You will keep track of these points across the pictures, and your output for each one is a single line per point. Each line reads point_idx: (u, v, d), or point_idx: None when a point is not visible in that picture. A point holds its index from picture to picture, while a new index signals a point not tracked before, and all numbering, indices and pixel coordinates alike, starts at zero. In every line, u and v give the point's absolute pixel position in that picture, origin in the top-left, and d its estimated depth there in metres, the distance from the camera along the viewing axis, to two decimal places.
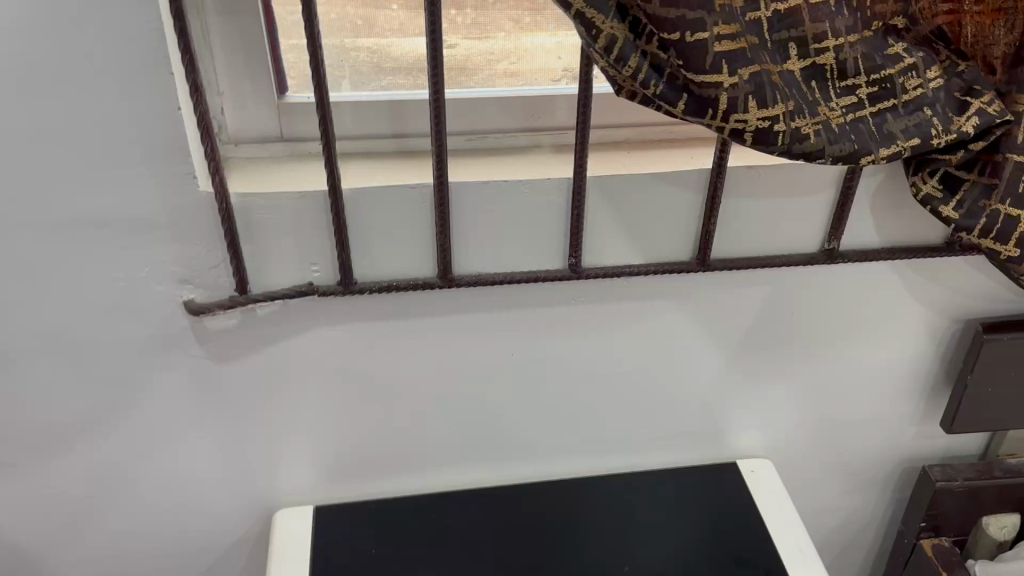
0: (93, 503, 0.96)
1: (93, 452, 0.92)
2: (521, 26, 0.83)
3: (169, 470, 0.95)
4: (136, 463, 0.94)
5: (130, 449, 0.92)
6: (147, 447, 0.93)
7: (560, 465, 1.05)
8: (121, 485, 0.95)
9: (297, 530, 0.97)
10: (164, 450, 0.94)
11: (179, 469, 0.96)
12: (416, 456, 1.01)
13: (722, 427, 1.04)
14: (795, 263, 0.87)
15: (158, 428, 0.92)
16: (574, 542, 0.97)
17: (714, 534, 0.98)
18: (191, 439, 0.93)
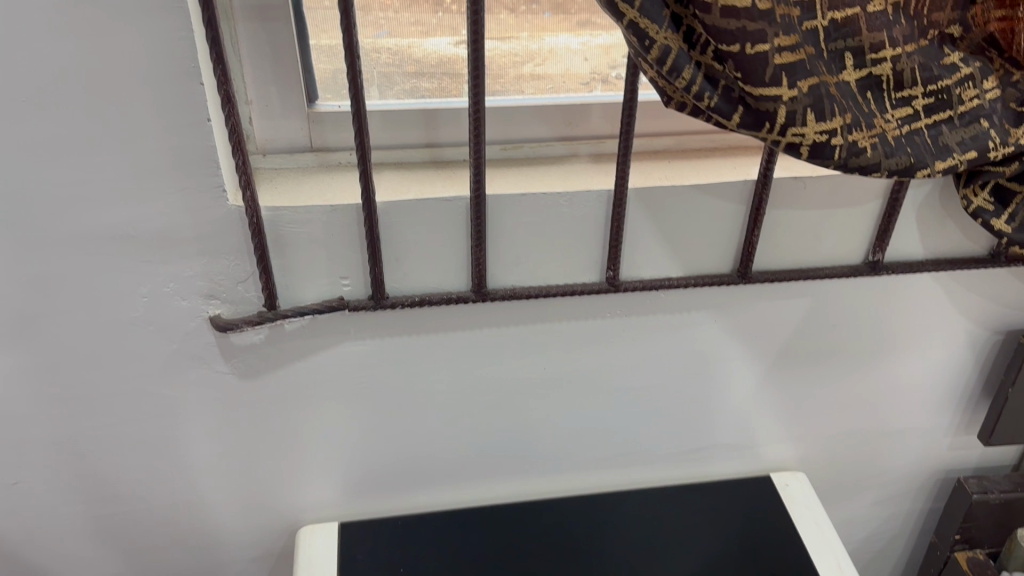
0: (114, 522, 0.93)
1: (114, 470, 0.89)
2: (539, 24, 0.81)
3: (192, 488, 0.93)
4: (158, 481, 0.91)
5: (151, 466, 0.90)
6: (169, 465, 0.90)
7: (590, 478, 1.03)
8: (142, 503, 0.92)
9: (322, 549, 0.94)
10: (187, 468, 0.91)
11: (203, 487, 0.93)
12: (445, 471, 0.99)
13: (755, 440, 1.02)
14: (838, 275, 0.85)
15: (181, 445, 0.89)
16: (604, 552, 0.95)
17: (745, 543, 0.97)
18: (214, 455, 0.91)
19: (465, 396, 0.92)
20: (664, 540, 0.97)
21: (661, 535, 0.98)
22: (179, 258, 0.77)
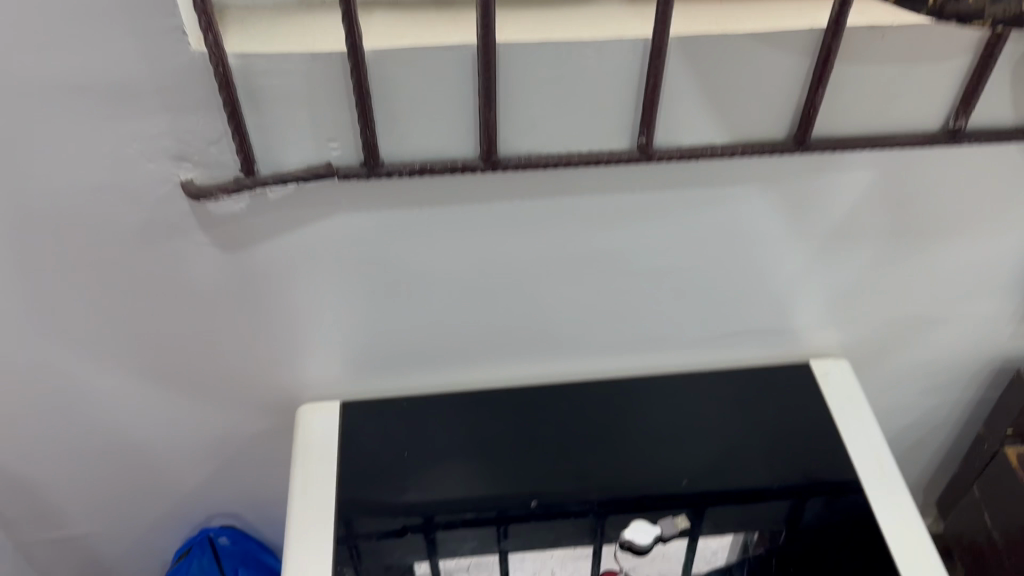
0: (105, 392, 0.89)
1: (97, 341, 0.83)
2: None
3: (182, 361, 0.87)
4: (145, 354, 0.85)
5: (136, 339, 0.84)
6: (155, 338, 0.84)
7: (612, 362, 0.95)
8: (131, 375, 0.87)
9: (323, 432, 0.90)
10: (174, 342, 0.85)
11: (193, 361, 0.87)
12: (454, 353, 0.91)
13: (795, 325, 0.92)
14: (910, 144, 0.72)
15: (166, 319, 0.82)
16: (620, 442, 0.91)
17: (774, 435, 0.91)
18: (202, 330, 0.84)
19: (474, 275, 0.82)
20: (687, 429, 0.92)
21: (684, 424, 0.92)
22: (140, 115, 0.66)
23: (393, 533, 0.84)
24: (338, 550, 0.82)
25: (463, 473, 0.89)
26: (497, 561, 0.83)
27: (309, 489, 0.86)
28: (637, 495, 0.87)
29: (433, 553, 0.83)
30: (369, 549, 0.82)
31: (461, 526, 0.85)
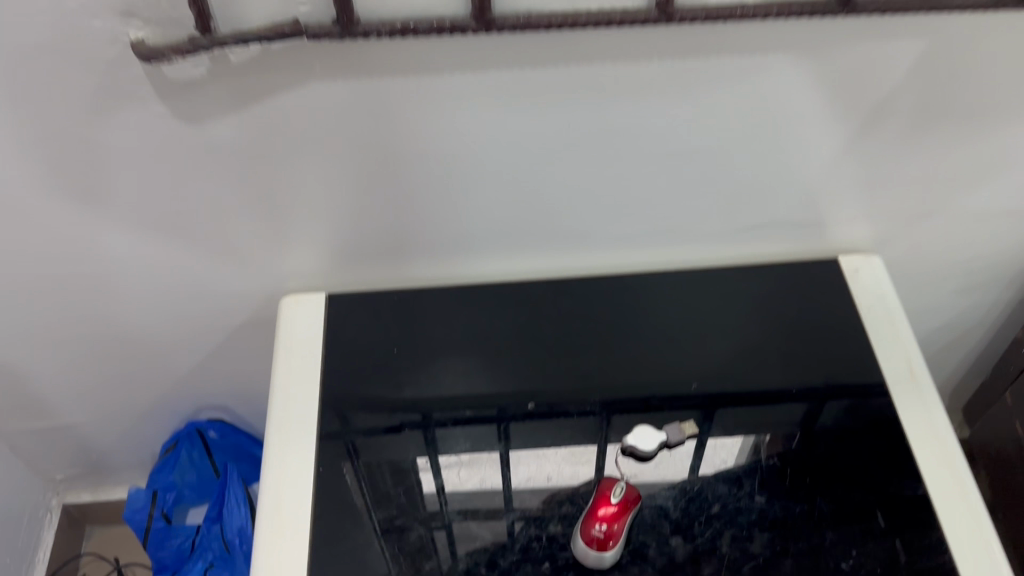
0: (75, 278, 0.83)
1: (59, 223, 0.77)
2: None
3: (154, 245, 0.81)
4: (114, 237, 0.79)
5: (102, 221, 0.77)
6: (123, 220, 0.77)
7: (621, 255, 0.87)
8: (101, 258, 0.81)
9: (307, 323, 0.84)
10: (141, 225, 0.78)
11: (166, 245, 0.81)
12: (448, 242, 0.84)
13: (822, 218, 0.84)
14: (974, 6, 0.62)
15: (131, 199, 0.75)
16: (626, 341, 0.84)
17: (794, 335, 0.84)
18: (172, 212, 0.77)
19: (466, 157, 0.74)
20: (700, 328, 0.85)
21: (697, 322, 0.85)
22: None
23: (387, 430, 0.79)
24: (323, 449, 0.77)
25: (458, 369, 0.83)
26: (495, 459, 0.77)
27: (291, 382, 0.80)
28: (644, 397, 0.80)
29: (434, 447, 0.78)
30: (371, 444, 0.77)
31: (454, 424, 0.79)
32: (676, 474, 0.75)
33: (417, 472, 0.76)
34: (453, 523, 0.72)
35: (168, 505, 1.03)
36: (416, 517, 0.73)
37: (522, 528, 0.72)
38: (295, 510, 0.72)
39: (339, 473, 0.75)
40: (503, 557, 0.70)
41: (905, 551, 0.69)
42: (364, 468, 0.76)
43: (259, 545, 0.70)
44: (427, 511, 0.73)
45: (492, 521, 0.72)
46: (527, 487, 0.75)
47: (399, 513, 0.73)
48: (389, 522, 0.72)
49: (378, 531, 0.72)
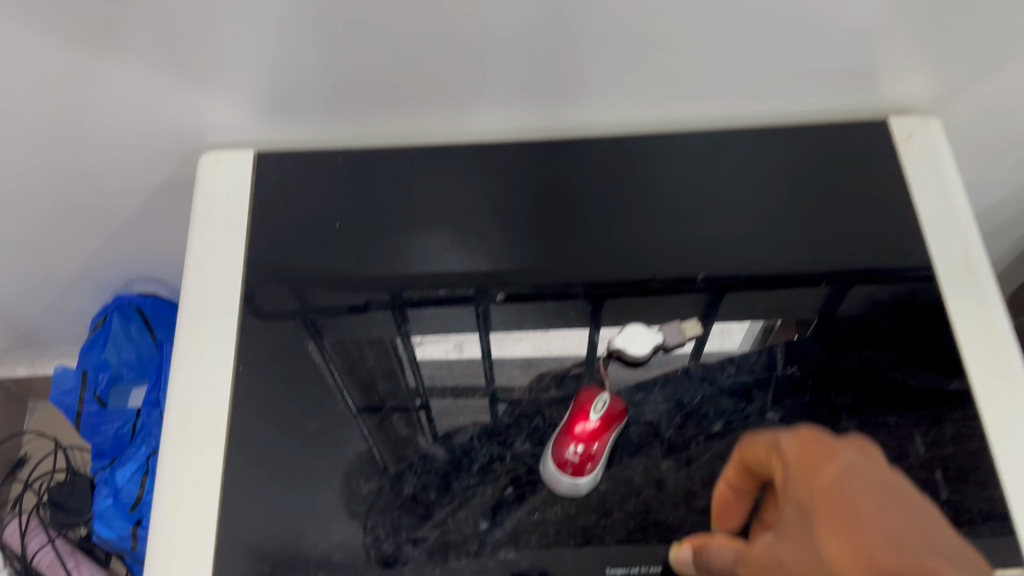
0: None
1: None
2: None
3: (33, 90, 0.64)
4: None
5: None
6: None
7: (619, 110, 0.71)
8: None
9: (229, 185, 0.69)
10: (14, 69, 0.62)
11: (49, 90, 0.64)
12: (404, 91, 0.67)
13: (873, 66, 0.66)
14: None
15: None
16: (618, 213, 0.70)
17: (825, 212, 0.69)
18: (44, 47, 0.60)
19: None
20: (711, 200, 0.70)
21: (708, 193, 0.70)
22: None
23: (350, 310, 0.66)
24: (246, 347, 0.63)
25: (423, 245, 0.68)
26: (476, 341, 0.65)
27: (207, 259, 0.66)
28: (643, 279, 0.67)
29: (403, 322, 0.66)
30: (336, 324, 0.65)
31: (422, 304, 0.66)
32: (677, 359, 0.63)
33: (397, 349, 0.64)
34: (433, 399, 0.62)
35: (102, 387, 0.92)
36: (393, 400, 0.62)
37: (480, 446, 0.60)
38: (204, 424, 0.59)
39: (304, 352, 0.64)
40: (457, 480, 0.58)
41: (946, 485, 0.57)
42: (332, 347, 0.64)
43: (163, 458, 0.58)
44: (407, 388, 0.63)
45: (475, 414, 0.62)
46: (518, 359, 0.64)
47: (374, 395, 0.62)
48: (374, 401, 0.62)
49: (355, 412, 0.61)
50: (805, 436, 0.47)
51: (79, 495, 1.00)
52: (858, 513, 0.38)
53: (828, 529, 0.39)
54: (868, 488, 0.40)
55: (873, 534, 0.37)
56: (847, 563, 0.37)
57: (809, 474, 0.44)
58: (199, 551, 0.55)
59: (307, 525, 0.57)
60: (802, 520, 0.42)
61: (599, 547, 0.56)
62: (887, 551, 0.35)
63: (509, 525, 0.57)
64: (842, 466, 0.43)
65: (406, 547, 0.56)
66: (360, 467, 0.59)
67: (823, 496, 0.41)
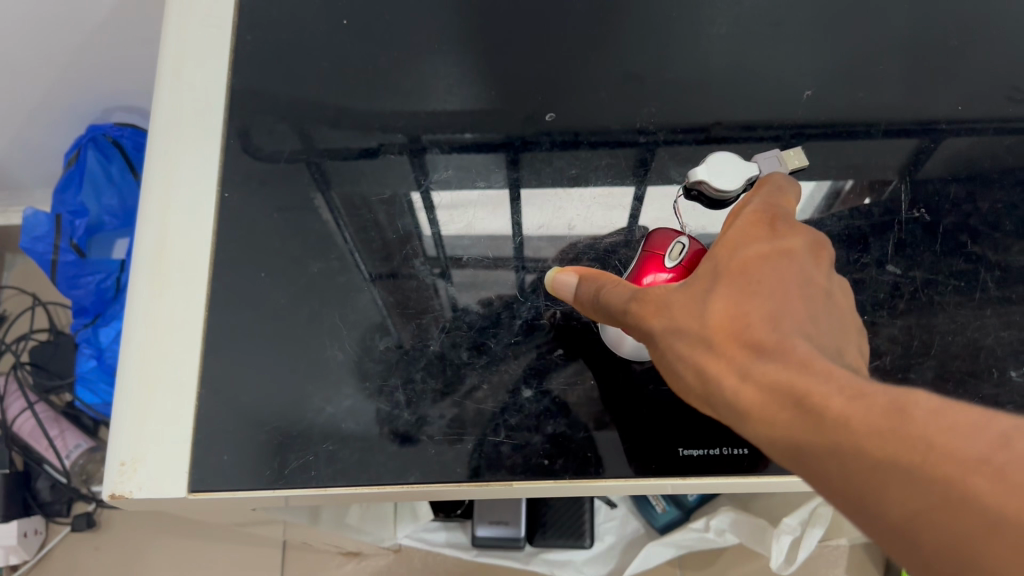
0: None
1: None
2: None
3: None
4: None
5: None
6: None
7: None
8: None
9: None
10: None
11: None
12: None
13: None
14: None
15: None
16: (690, 22, 0.56)
17: (939, 31, 0.56)
18: None
19: None
20: (804, 14, 0.57)
21: (800, 4, 0.57)
22: None
23: (362, 154, 0.53)
24: (232, 168, 0.51)
25: (448, 57, 0.55)
26: (504, 200, 0.52)
27: (179, 65, 0.52)
28: (704, 127, 0.53)
29: (421, 170, 0.52)
30: (341, 169, 0.52)
31: (452, 150, 0.53)
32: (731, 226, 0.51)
33: (406, 205, 0.51)
34: (455, 270, 0.50)
35: (79, 235, 0.81)
36: (405, 254, 0.50)
37: (524, 299, 0.49)
38: (182, 263, 0.47)
39: (306, 206, 0.51)
40: (495, 339, 0.48)
41: None
42: (337, 201, 0.51)
43: (132, 308, 0.46)
44: (422, 251, 0.50)
45: (500, 266, 0.50)
46: (545, 232, 0.51)
47: (383, 245, 0.50)
48: (387, 255, 0.50)
49: (367, 276, 0.49)
50: (767, 209, 0.40)
51: (63, 356, 0.92)
52: (767, 302, 0.35)
53: (728, 291, 0.36)
54: (783, 281, 0.36)
55: (764, 311, 0.35)
56: (726, 331, 0.35)
57: (740, 242, 0.38)
58: (173, 411, 0.44)
59: (309, 387, 0.46)
60: (705, 279, 0.37)
61: (671, 423, 0.46)
62: (771, 332, 0.34)
63: (558, 393, 0.46)
64: (783, 250, 0.38)
65: (434, 410, 0.46)
66: (379, 326, 0.48)
67: (744, 264, 0.37)
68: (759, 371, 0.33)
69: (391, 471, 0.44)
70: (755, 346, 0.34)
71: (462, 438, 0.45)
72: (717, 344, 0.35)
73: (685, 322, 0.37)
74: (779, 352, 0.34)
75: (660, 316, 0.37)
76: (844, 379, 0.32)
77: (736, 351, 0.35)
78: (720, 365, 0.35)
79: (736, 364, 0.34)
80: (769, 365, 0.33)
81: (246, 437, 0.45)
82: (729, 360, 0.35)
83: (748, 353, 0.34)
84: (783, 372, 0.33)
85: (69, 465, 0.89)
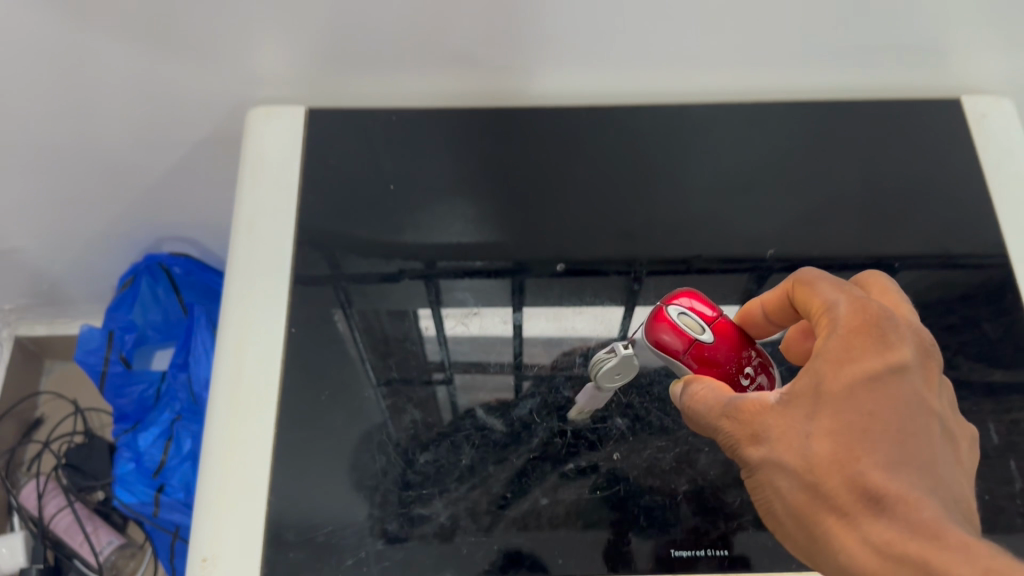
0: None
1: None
2: None
3: (92, 44, 0.62)
4: (30, 32, 0.60)
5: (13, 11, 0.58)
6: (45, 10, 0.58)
7: (699, 79, 0.70)
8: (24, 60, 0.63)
9: (274, 141, 0.66)
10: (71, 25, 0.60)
11: (102, 45, 0.62)
12: (486, 50, 0.65)
13: (942, 44, 0.65)
14: None
15: None
16: (675, 180, 0.68)
17: (885, 191, 0.67)
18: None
19: None
20: (772, 175, 0.68)
21: (770, 166, 0.68)
22: None
23: (383, 277, 0.63)
24: (298, 308, 0.61)
25: (473, 208, 0.66)
26: (507, 315, 0.62)
27: (253, 219, 0.63)
28: (685, 260, 0.64)
29: (435, 295, 0.63)
30: (366, 291, 0.62)
31: (462, 275, 0.64)
32: None
33: (416, 321, 0.62)
34: (456, 373, 0.60)
35: (127, 347, 0.92)
36: (413, 372, 0.60)
37: (541, 419, 0.58)
38: (255, 387, 0.57)
39: (329, 321, 0.61)
40: (516, 453, 0.57)
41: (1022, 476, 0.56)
42: (358, 316, 0.61)
43: (213, 423, 0.56)
44: (427, 361, 0.60)
45: (498, 375, 0.60)
46: (539, 337, 0.61)
47: (399, 366, 0.60)
48: (407, 377, 0.59)
49: (373, 384, 0.59)
50: (866, 311, 0.41)
51: (97, 458, 1.00)
52: (879, 449, 0.39)
53: (839, 433, 0.40)
54: (894, 418, 0.39)
55: (879, 463, 0.39)
56: (841, 480, 0.39)
57: (847, 364, 0.40)
58: (247, 512, 0.53)
59: (360, 493, 0.55)
60: (811, 410, 0.41)
61: (665, 527, 0.54)
62: (889, 484, 0.38)
63: (569, 498, 0.55)
64: (890, 374, 0.40)
65: (439, 504, 0.55)
66: (414, 437, 0.57)
67: (853, 398, 0.40)
68: (879, 533, 0.38)
69: (430, 566, 0.52)
70: (873, 499, 0.38)
71: (489, 539, 0.54)
72: (834, 494, 0.39)
73: (793, 461, 0.41)
74: (900, 512, 0.38)
75: (761, 446, 0.42)
76: (977, 552, 0.35)
77: (854, 504, 0.39)
78: (840, 517, 0.39)
79: (855, 518, 0.39)
80: (890, 523, 0.38)
81: (305, 538, 0.53)
82: (846, 513, 0.39)
83: (866, 508, 0.38)
84: (910, 541, 0.37)
85: (102, 560, 0.94)
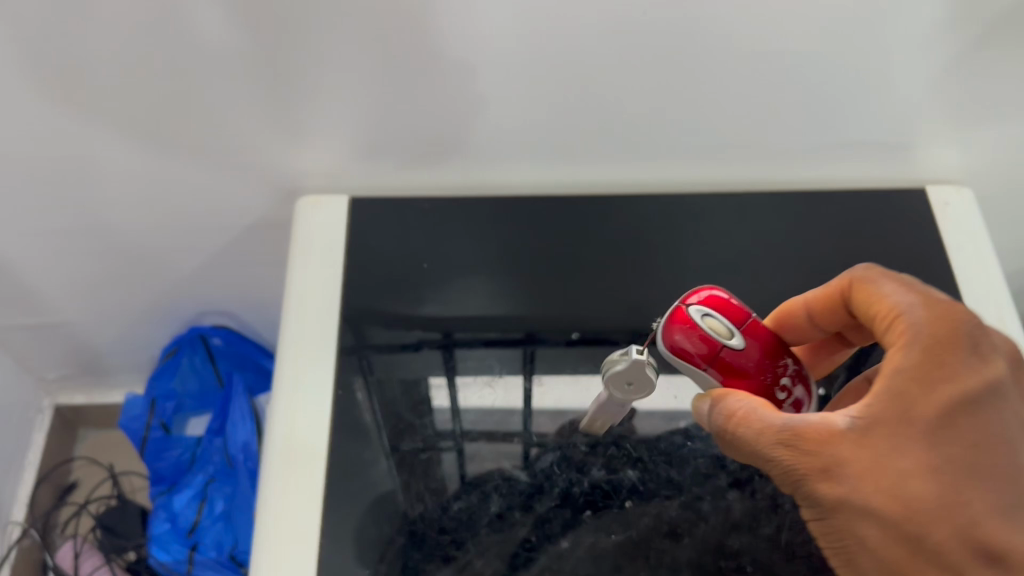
0: (69, 177, 0.74)
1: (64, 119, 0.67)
2: None
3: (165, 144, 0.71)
4: (114, 133, 0.70)
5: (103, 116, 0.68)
6: (129, 116, 0.68)
7: (694, 172, 0.79)
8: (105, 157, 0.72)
9: (322, 227, 0.75)
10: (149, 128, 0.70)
11: (174, 144, 0.71)
12: (506, 150, 0.74)
13: (903, 142, 0.75)
14: None
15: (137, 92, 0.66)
16: (674, 260, 0.76)
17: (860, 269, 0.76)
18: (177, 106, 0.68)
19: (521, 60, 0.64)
20: (760, 256, 0.76)
21: (760, 247, 0.77)
22: None
23: (402, 347, 0.71)
24: (343, 372, 0.69)
25: (495, 284, 0.74)
26: (518, 384, 0.70)
27: (306, 295, 0.72)
28: None
29: (449, 365, 0.71)
30: (386, 361, 0.70)
31: (479, 345, 0.72)
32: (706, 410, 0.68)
33: (428, 390, 0.69)
34: (465, 444, 0.66)
35: (167, 414, 0.98)
36: (423, 434, 0.67)
37: (561, 471, 0.65)
38: (307, 442, 0.65)
39: (350, 395, 0.68)
40: (539, 501, 0.63)
41: None
42: (375, 386, 0.68)
43: (269, 474, 0.63)
44: (437, 431, 0.67)
45: (508, 445, 0.66)
46: (550, 406, 0.69)
47: (423, 436, 0.66)
48: (426, 442, 0.66)
49: (387, 451, 0.65)
50: (944, 334, 0.48)
51: (129, 521, 1.05)
52: (971, 482, 0.46)
53: (935, 466, 0.46)
54: (979, 449, 0.46)
55: (970, 498, 0.46)
56: (933, 515, 0.46)
57: (935, 394, 0.47)
58: (300, 554, 0.61)
59: (401, 540, 0.62)
60: (899, 442, 0.47)
61: (673, 567, 0.61)
62: (983, 518, 0.45)
63: (585, 541, 0.61)
64: (972, 402, 0.47)
65: (471, 547, 0.61)
66: (449, 488, 0.64)
67: (943, 430, 0.47)
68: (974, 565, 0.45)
69: None
70: (968, 532, 0.45)
71: None
72: (926, 525, 0.46)
73: (882, 497, 0.47)
74: (997, 542, 0.45)
75: (840, 484, 0.48)
76: None
77: (950, 535, 0.46)
78: (933, 547, 0.46)
79: (950, 546, 0.46)
80: (986, 555, 0.45)
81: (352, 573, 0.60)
82: (940, 543, 0.46)
83: (961, 540, 0.45)
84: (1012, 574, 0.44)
85: None
